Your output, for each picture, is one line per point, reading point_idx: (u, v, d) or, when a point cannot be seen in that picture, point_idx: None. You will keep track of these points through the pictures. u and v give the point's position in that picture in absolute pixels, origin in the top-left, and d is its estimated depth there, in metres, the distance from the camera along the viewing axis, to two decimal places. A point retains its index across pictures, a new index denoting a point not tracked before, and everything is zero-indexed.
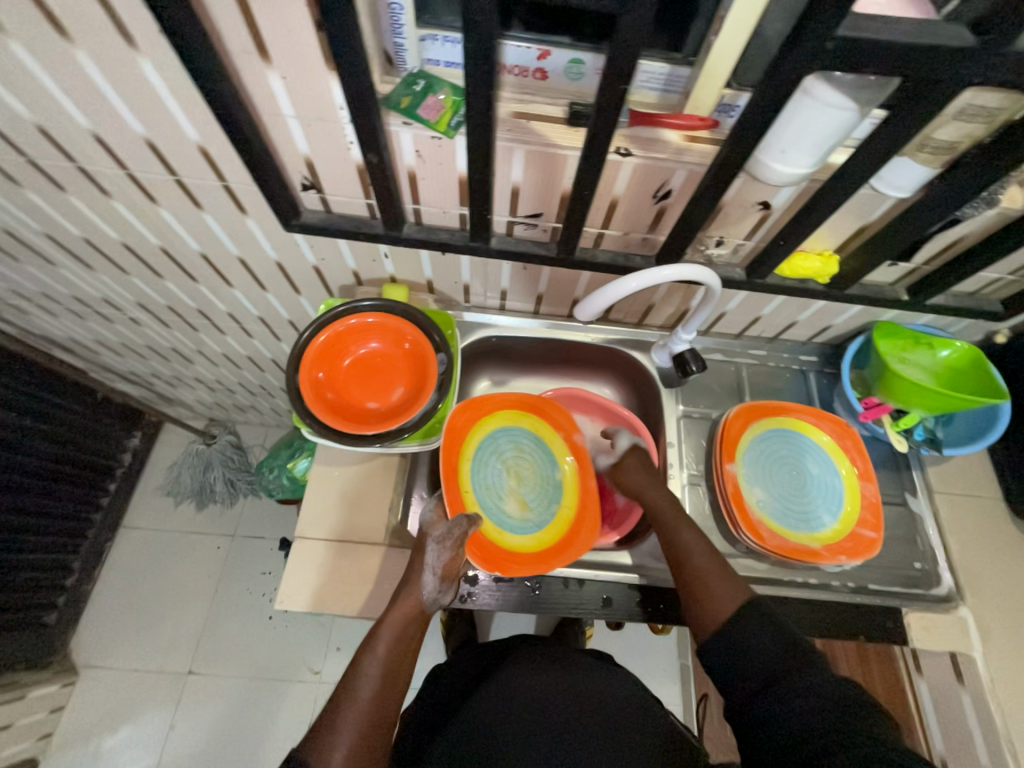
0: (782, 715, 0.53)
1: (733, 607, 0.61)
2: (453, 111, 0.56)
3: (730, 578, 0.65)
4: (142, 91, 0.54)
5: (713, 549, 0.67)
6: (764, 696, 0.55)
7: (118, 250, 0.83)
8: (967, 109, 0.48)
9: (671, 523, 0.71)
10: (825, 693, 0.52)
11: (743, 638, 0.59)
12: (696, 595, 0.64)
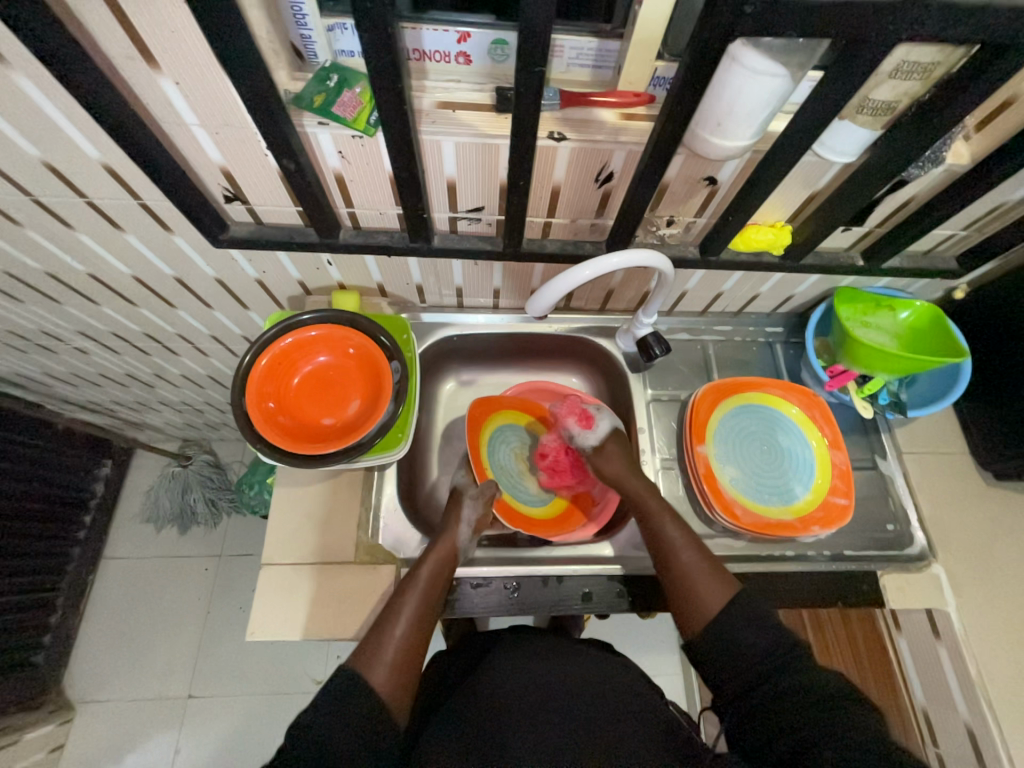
0: (767, 709, 0.52)
1: (727, 600, 0.60)
2: (371, 106, 0.52)
3: (720, 572, 0.63)
4: (26, 109, 0.50)
5: (703, 549, 0.65)
6: (747, 688, 0.54)
7: (43, 280, 0.78)
8: (902, 67, 0.45)
9: (658, 514, 0.69)
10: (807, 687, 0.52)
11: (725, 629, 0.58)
12: (690, 593, 0.62)
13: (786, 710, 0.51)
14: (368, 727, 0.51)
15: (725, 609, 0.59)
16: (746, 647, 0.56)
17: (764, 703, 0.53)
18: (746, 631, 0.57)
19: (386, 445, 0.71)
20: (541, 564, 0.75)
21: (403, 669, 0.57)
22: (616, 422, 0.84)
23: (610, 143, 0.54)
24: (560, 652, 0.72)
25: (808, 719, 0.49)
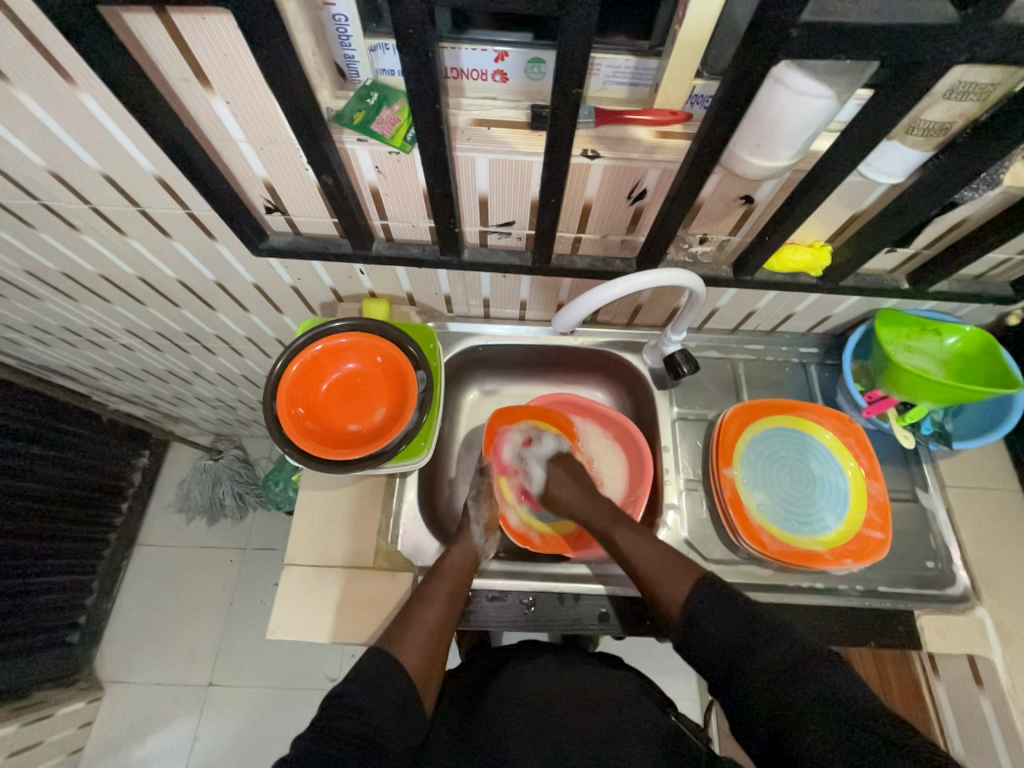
0: (794, 740, 0.47)
1: (687, 592, 0.60)
2: (408, 123, 0.53)
3: (677, 564, 0.63)
4: (90, 125, 0.53)
5: (658, 543, 0.66)
6: (768, 717, 0.49)
7: (96, 281, 0.83)
8: (958, 87, 0.44)
9: (607, 528, 0.71)
10: (824, 699, 0.47)
11: (731, 652, 0.54)
12: (652, 593, 0.63)
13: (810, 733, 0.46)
14: (393, 720, 0.53)
15: (687, 600, 0.59)
16: (755, 666, 0.52)
17: (785, 727, 0.48)
18: (750, 651, 0.53)
19: (408, 453, 0.71)
20: (558, 580, 0.74)
21: (429, 662, 0.59)
22: (637, 439, 0.83)
23: (644, 161, 0.54)
24: (570, 668, 0.69)
25: (839, 739, 0.45)
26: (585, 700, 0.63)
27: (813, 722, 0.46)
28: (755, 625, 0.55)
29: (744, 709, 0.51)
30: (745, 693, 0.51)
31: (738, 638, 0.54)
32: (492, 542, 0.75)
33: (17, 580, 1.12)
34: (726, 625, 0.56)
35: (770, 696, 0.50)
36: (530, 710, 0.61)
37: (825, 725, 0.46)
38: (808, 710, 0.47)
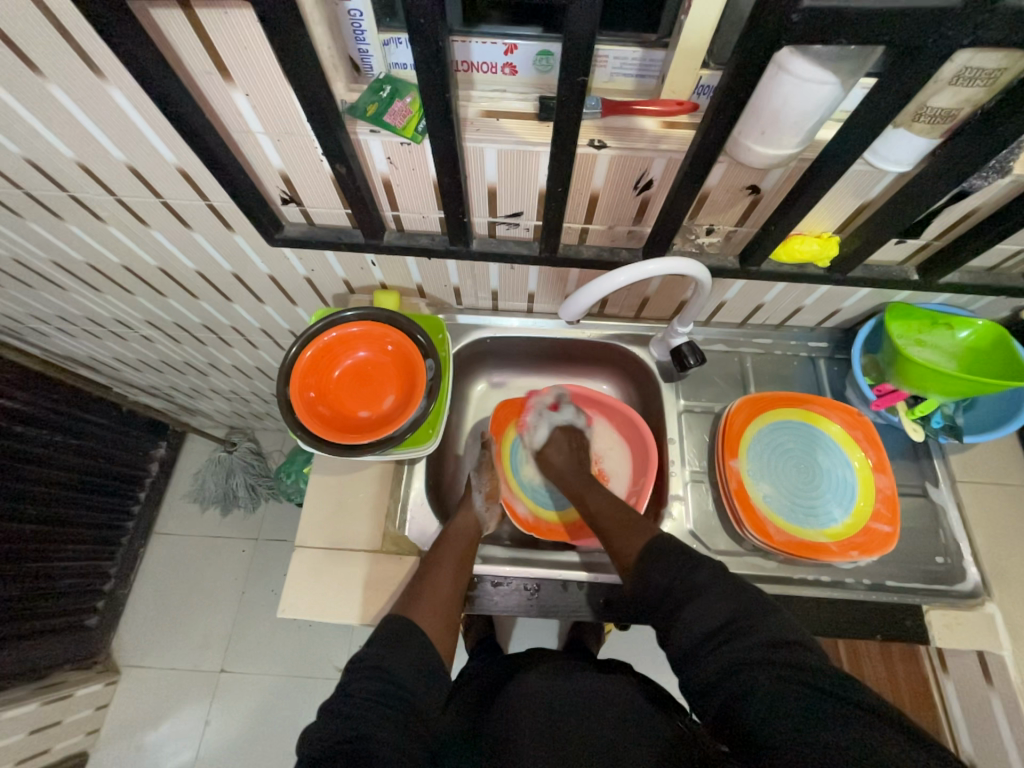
0: (736, 691, 0.48)
1: (642, 545, 0.64)
2: (419, 114, 0.55)
3: (639, 524, 0.67)
4: (117, 118, 0.55)
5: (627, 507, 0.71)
6: (716, 667, 0.50)
7: (119, 272, 0.86)
8: (963, 73, 0.43)
9: (581, 491, 0.77)
10: (763, 650, 0.49)
11: (675, 604, 0.56)
12: (610, 548, 0.67)
13: (751, 682, 0.47)
14: (415, 677, 0.54)
15: (641, 552, 0.63)
16: (696, 616, 0.54)
17: (731, 682, 0.49)
18: (691, 604, 0.55)
19: (416, 439, 0.73)
20: (562, 568, 0.74)
21: (444, 625, 0.61)
22: (642, 429, 0.83)
23: (650, 151, 0.55)
24: (575, 674, 0.68)
25: (780, 688, 0.46)
26: (587, 697, 0.62)
27: (754, 676, 0.48)
28: (695, 574, 0.57)
29: (690, 667, 0.52)
30: (688, 648, 0.53)
31: (681, 588, 0.57)
32: (493, 510, 0.82)
33: (40, 562, 1.16)
34: (669, 574, 0.59)
35: (720, 655, 0.50)
36: (537, 714, 0.59)
37: (765, 676, 0.47)
38: (749, 660, 0.49)
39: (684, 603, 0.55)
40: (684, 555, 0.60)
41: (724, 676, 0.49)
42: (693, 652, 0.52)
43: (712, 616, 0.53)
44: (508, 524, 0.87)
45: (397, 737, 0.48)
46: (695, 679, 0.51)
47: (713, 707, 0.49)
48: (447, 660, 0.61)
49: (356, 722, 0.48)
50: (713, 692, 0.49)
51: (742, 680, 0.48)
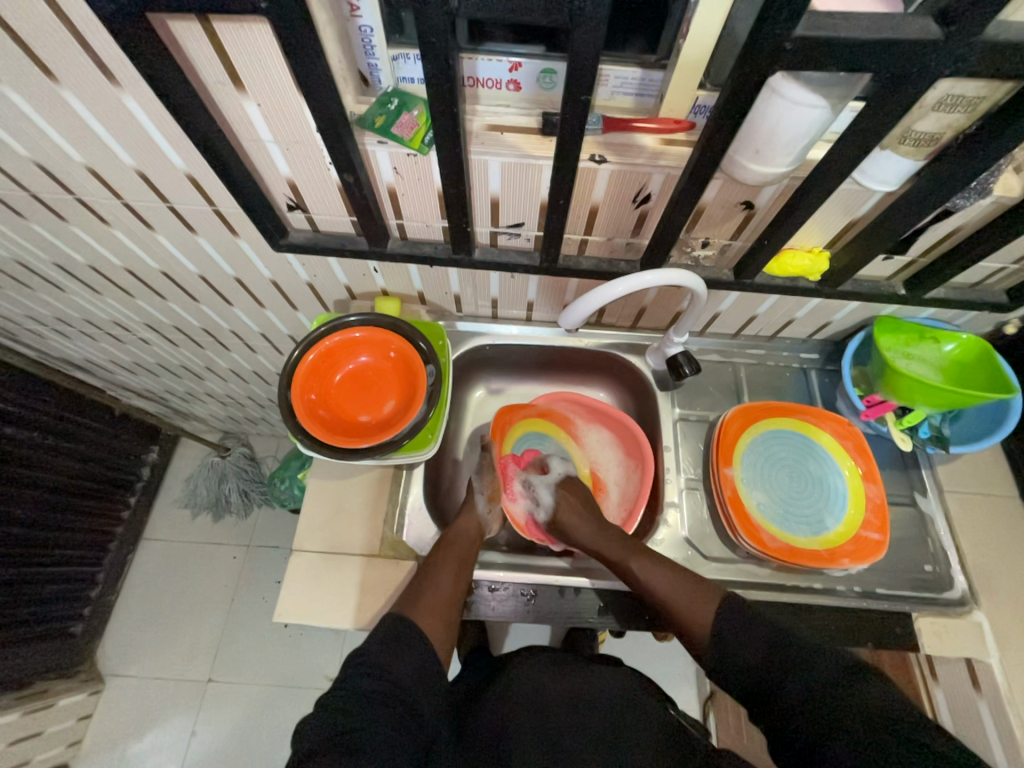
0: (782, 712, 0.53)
1: (721, 625, 0.61)
2: (426, 127, 0.56)
3: (705, 589, 0.65)
4: (128, 125, 0.57)
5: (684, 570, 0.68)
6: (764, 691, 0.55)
7: (121, 274, 0.86)
8: (946, 100, 0.46)
9: (617, 555, 0.71)
10: (808, 678, 0.53)
11: (724, 640, 0.60)
12: (682, 627, 0.64)
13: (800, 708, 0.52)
14: (413, 679, 0.54)
15: (722, 633, 0.60)
16: (744, 651, 0.58)
17: (778, 706, 0.54)
18: (739, 640, 0.59)
19: (415, 445, 0.74)
20: (558, 574, 0.75)
21: (442, 626, 0.61)
22: (638, 435, 0.85)
23: (649, 166, 0.57)
24: (574, 667, 0.67)
25: (824, 713, 0.51)
26: (583, 695, 0.61)
27: (800, 701, 0.52)
28: (743, 615, 0.61)
29: (745, 694, 0.57)
30: (739, 677, 0.58)
31: (729, 628, 0.61)
32: (495, 514, 0.81)
33: (27, 567, 1.14)
34: (727, 622, 0.61)
35: (772, 685, 0.55)
36: (531, 714, 0.59)
37: (812, 702, 0.52)
38: (795, 688, 0.53)
39: (731, 638, 0.60)
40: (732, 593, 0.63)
41: (773, 700, 0.54)
42: (745, 681, 0.57)
43: (759, 650, 0.58)
44: (505, 530, 0.87)
45: (391, 738, 0.48)
46: (754, 704, 0.57)
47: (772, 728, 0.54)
48: (445, 663, 0.60)
49: (349, 718, 0.49)
50: (765, 711, 0.55)
51: (789, 706, 0.53)
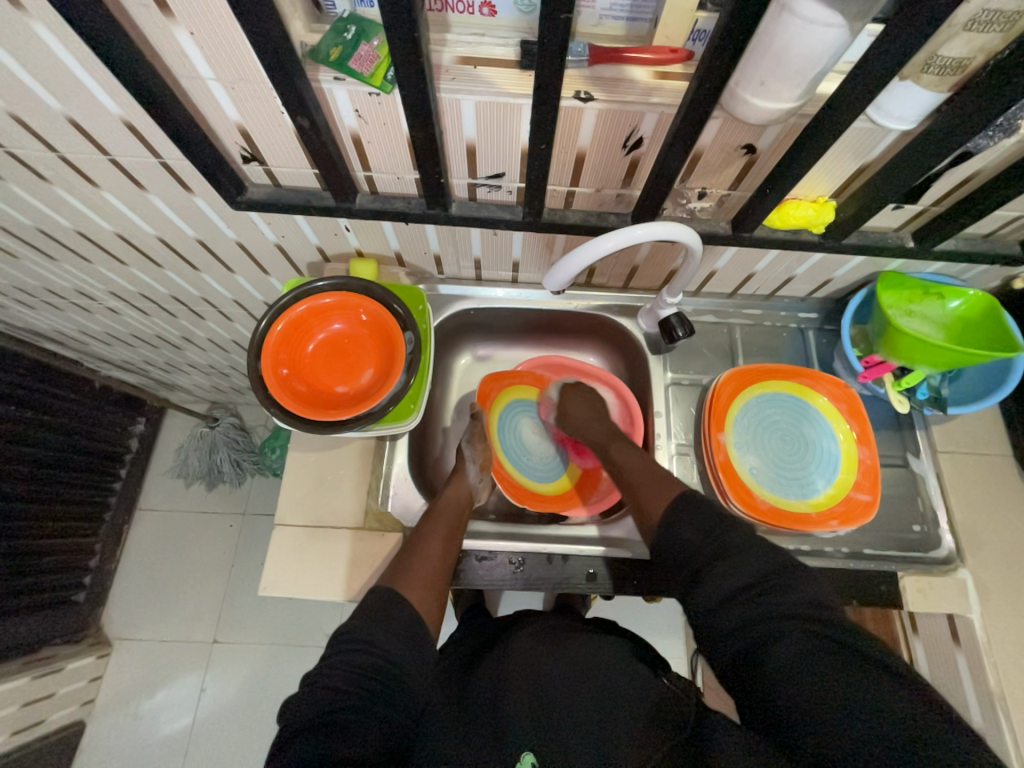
0: (752, 645, 0.49)
1: (668, 502, 0.62)
2: (388, 60, 0.49)
3: (665, 480, 0.65)
4: (47, 60, 0.50)
5: (650, 464, 0.69)
6: (735, 630, 0.50)
7: (72, 238, 0.79)
8: (981, 16, 0.40)
9: (606, 443, 0.75)
10: (791, 609, 0.49)
11: (704, 560, 0.55)
12: (636, 503, 0.66)
13: (771, 639, 0.48)
14: (402, 651, 0.53)
15: (668, 512, 0.61)
16: (725, 573, 0.53)
17: (749, 633, 0.49)
18: (724, 560, 0.54)
19: (397, 415, 0.71)
20: (547, 542, 0.75)
21: (431, 595, 0.61)
22: (628, 401, 0.82)
23: (641, 105, 0.51)
24: (566, 639, 0.67)
25: (800, 646, 0.47)
26: (577, 664, 0.62)
27: (777, 628, 0.48)
28: (726, 535, 0.56)
29: (713, 614, 0.52)
30: (714, 601, 0.53)
31: (712, 547, 0.56)
32: (485, 482, 0.80)
33: (19, 541, 1.14)
34: (699, 536, 0.57)
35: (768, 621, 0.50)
36: (523, 686, 0.59)
37: (790, 632, 0.47)
38: (775, 614, 0.49)
39: (718, 569, 0.54)
40: (711, 514, 0.59)
41: (729, 618, 0.51)
42: (715, 609, 0.52)
43: (747, 578, 0.52)
44: (494, 498, 0.86)
45: (381, 713, 0.49)
46: (720, 629, 0.51)
47: (725, 648, 0.51)
48: (435, 632, 0.60)
49: (342, 695, 0.48)
50: (729, 640, 0.51)
51: (762, 630, 0.49)
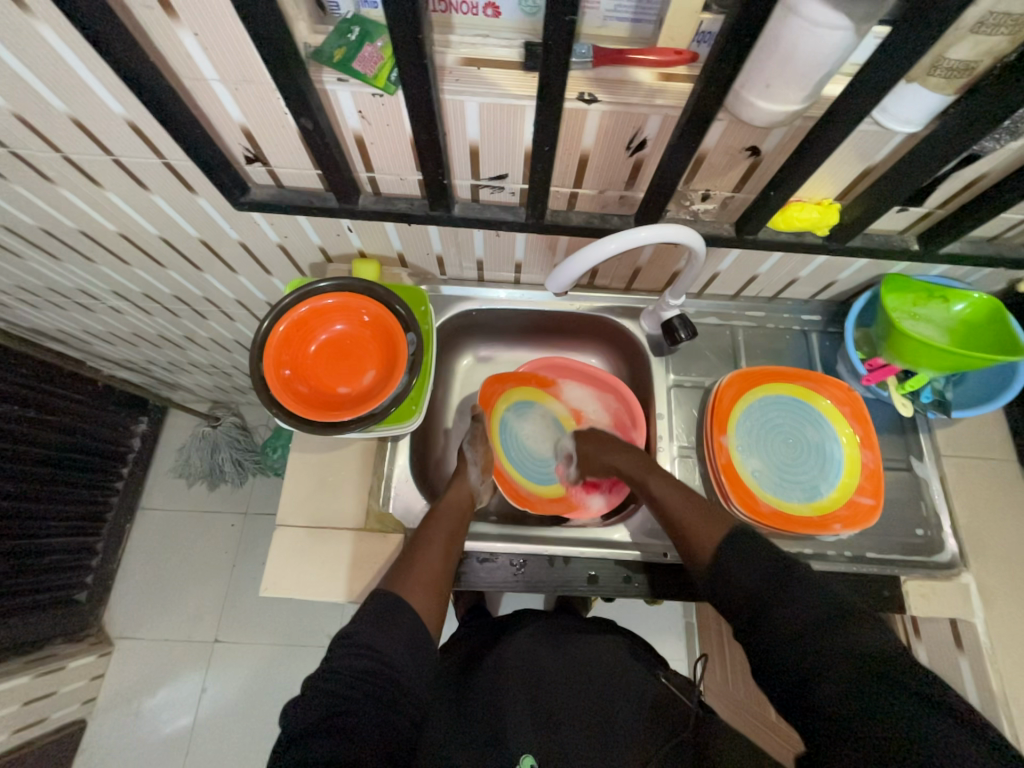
0: (807, 682, 0.48)
1: (723, 537, 0.62)
2: (392, 62, 0.49)
3: (714, 513, 0.65)
4: (51, 61, 0.50)
5: (692, 494, 0.68)
6: (789, 666, 0.50)
7: (76, 238, 0.79)
8: (988, 20, 0.40)
9: (645, 474, 0.72)
10: (850, 650, 0.48)
11: (761, 602, 0.55)
12: (686, 536, 0.65)
13: (828, 677, 0.47)
14: (404, 653, 0.53)
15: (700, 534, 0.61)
16: (785, 612, 0.52)
17: (802, 671, 0.49)
18: (782, 599, 0.53)
19: (399, 416, 0.71)
20: (549, 544, 0.74)
21: (433, 598, 0.60)
22: (631, 404, 0.82)
23: (645, 106, 0.50)
24: (565, 637, 0.67)
25: (855, 687, 0.46)
26: (577, 666, 0.61)
27: (833, 667, 0.48)
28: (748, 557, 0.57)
29: (769, 651, 0.52)
30: (772, 639, 0.52)
31: (768, 586, 0.55)
32: (487, 483, 0.80)
33: (22, 540, 1.14)
34: (761, 576, 0.56)
35: (790, 642, 0.51)
36: (523, 688, 0.59)
37: (845, 671, 0.47)
38: (831, 655, 0.48)
39: (773, 605, 0.53)
40: (769, 554, 0.58)
41: (783, 655, 0.51)
42: (772, 646, 0.52)
43: (803, 619, 0.51)
44: (495, 500, 0.86)
45: (382, 717, 0.48)
46: (774, 664, 0.52)
47: (780, 685, 0.51)
48: (436, 634, 0.60)
49: (344, 700, 0.48)
50: (784, 676, 0.51)
51: (817, 669, 0.48)
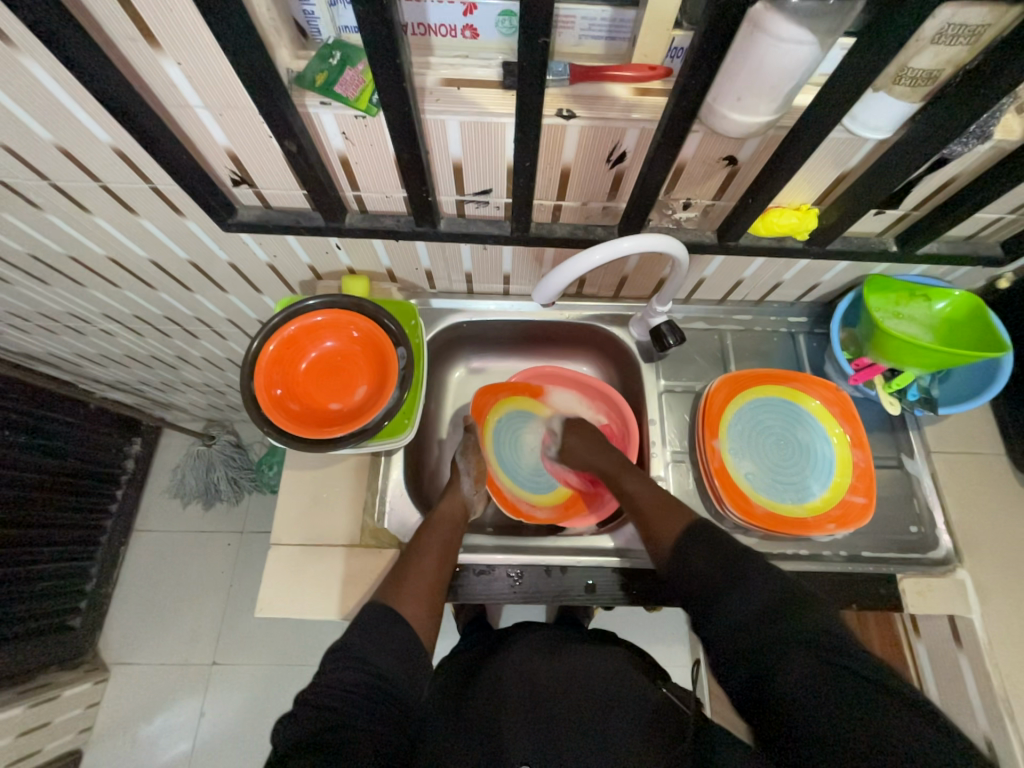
0: (762, 676, 0.48)
1: (681, 531, 0.62)
2: (373, 84, 0.51)
3: (676, 509, 0.66)
4: (36, 92, 0.50)
5: (659, 490, 0.69)
6: (743, 661, 0.50)
7: (64, 263, 0.79)
8: (947, 30, 0.42)
9: (616, 474, 0.74)
10: (803, 635, 0.48)
11: (716, 594, 0.55)
12: (647, 531, 0.66)
13: (784, 665, 0.47)
14: (398, 670, 0.53)
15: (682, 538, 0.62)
16: (739, 601, 0.53)
17: (760, 659, 0.49)
18: (736, 589, 0.54)
19: (392, 430, 0.71)
20: (545, 554, 0.74)
21: (427, 611, 0.60)
22: (623, 411, 0.82)
23: (622, 121, 0.52)
24: (560, 648, 0.66)
25: (810, 673, 0.46)
26: (575, 676, 0.61)
27: (789, 657, 0.47)
28: (740, 567, 0.55)
29: (723, 642, 0.52)
30: (727, 632, 0.52)
31: (725, 574, 0.56)
32: (480, 495, 0.80)
33: (14, 568, 1.13)
34: (715, 563, 0.57)
35: (745, 632, 0.51)
36: (521, 702, 0.58)
37: (799, 657, 0.47)
38: (788, 643, 0.48)
39: (731, 597, 0.54)
40: (730, 545, 0.59)
41: (737, 642, 0.51)
42: (728, 640, 0.52)
43: (760, 607, 0.52)
44: (491, 511, 0.86)
45: (376, 733, 0.48)
46: (728, 658, 0.51)
47: (736, 680, 0.50)
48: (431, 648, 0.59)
49: (335, 715, 0.47)
50: (739, 670, 0.50)
51: (770, 661, 0.48)
